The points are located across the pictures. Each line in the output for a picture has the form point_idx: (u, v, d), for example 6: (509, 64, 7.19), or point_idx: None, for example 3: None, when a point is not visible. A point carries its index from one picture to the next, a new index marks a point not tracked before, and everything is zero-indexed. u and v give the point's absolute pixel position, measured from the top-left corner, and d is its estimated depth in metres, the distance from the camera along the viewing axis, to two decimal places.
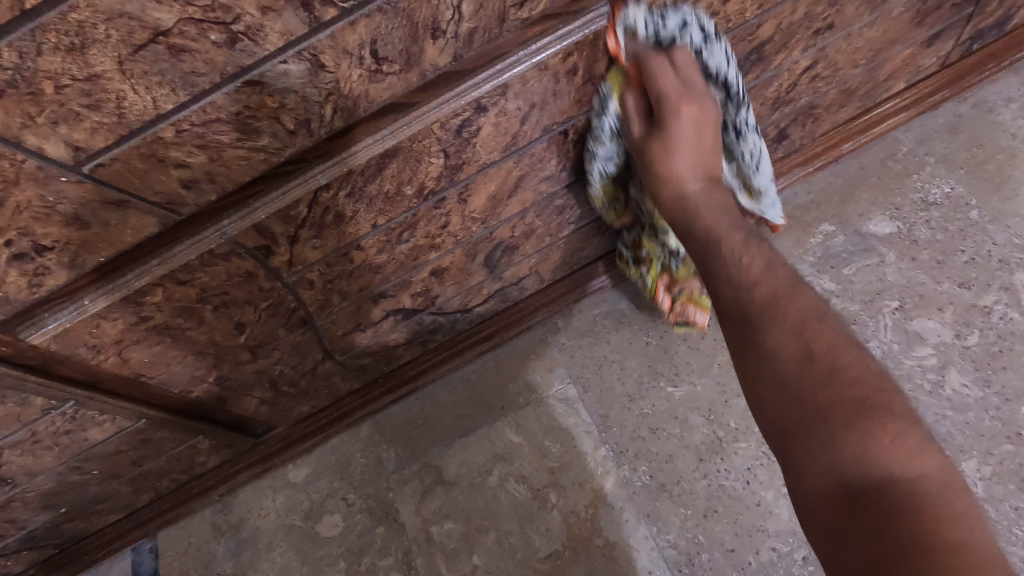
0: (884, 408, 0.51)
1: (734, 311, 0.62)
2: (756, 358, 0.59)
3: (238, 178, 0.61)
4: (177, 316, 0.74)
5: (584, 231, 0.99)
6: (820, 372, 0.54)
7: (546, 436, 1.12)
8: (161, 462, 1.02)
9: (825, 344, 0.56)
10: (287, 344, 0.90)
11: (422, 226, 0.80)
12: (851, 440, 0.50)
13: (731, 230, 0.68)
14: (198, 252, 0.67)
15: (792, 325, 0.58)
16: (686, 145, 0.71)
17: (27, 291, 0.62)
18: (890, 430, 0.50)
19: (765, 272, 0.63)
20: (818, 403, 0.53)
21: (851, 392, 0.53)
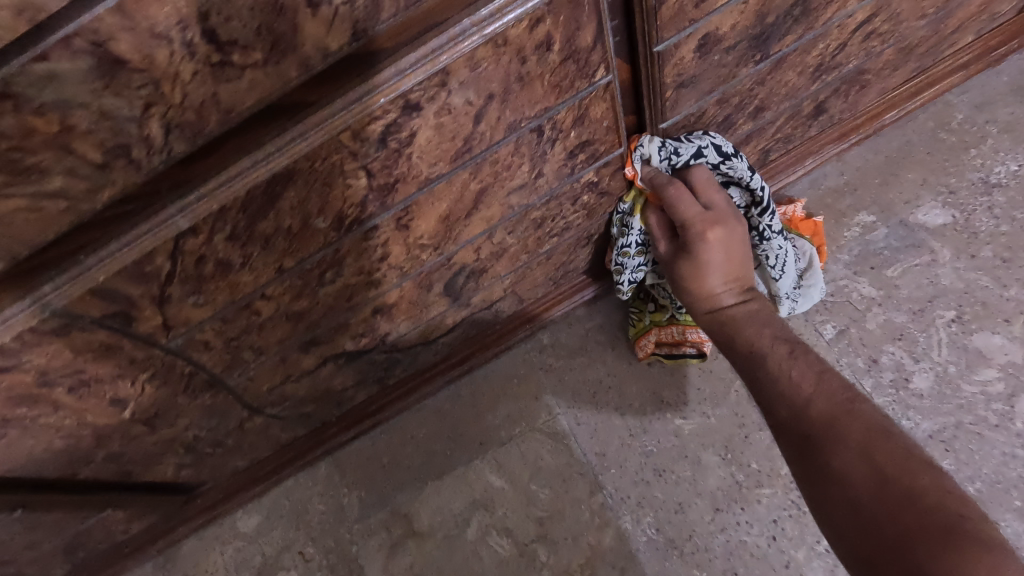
0: (980, 540, 0.41)
1: (792, 435, 0.56)
2: (819, 489, 0.52)
3: (36, 235, 0.40)
4: (16, 405, 0.54)
5: (571, 243, 0.79)
6: (892, 499, 0.46)
7: (532, 479, 0.95)
8: (65, 539, 0.84)
9: (898, 463, 0.49)
10: (195, 409, 0.70)
11: (352, 262, 0.59)
12: (937, 574, 0.40)
13: (773, 343, 0.64)
14: (14, 331, 0.47)
15: (855, 446, 0.51)
16: (715, 264, 0.67)
17: None
18: (991, 569, 0.39)
19: (818, 389, 0.58)
20: (891, 534, 0.45)
21: (930, 514, 0.44)
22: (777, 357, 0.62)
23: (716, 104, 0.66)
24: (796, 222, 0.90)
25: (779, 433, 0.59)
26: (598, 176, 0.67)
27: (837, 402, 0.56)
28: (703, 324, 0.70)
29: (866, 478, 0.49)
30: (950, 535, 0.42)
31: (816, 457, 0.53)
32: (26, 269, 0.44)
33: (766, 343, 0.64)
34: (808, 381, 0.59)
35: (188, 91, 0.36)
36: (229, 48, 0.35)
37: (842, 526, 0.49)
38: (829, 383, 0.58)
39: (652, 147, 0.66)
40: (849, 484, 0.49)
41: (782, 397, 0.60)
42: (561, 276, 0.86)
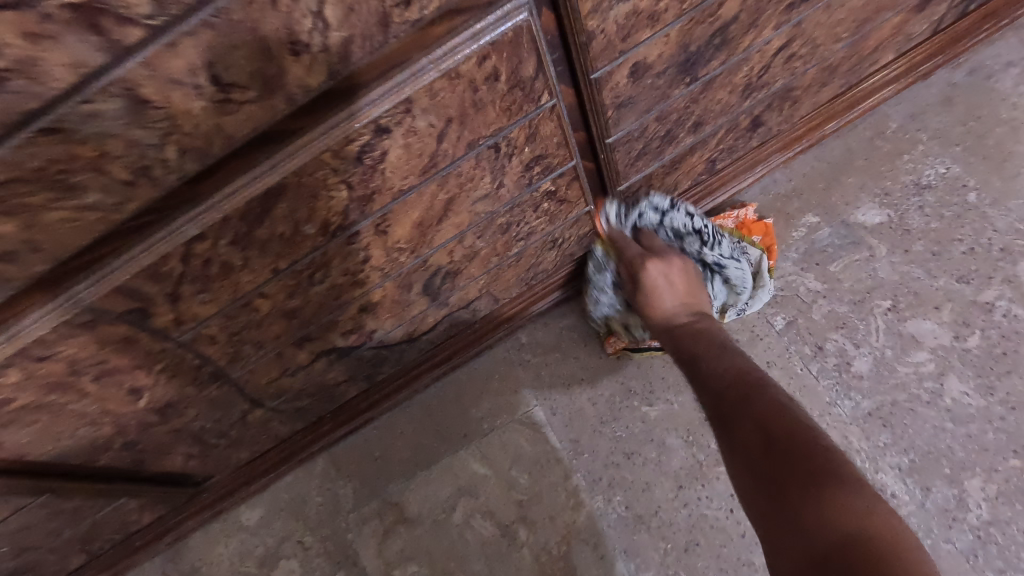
0: (833, 475, 0.58)
1: (714, 407, 0.75)
2: (733, 452, 0.68)
3: (74, 241, 0.49)
4: (49, 393, 0.63)
5: (538, 246, 0.88)
6: (774, 450, 0.64)
7: (513, 465, 1.03)
8: (84, 527, 0.92)
9: (789, 426, 0.66)
10: (203, 400, 0.78)
11: (338, 264, 0.68)
12: (807, 504, 0.57)
13: (708, 344, 0.83)
14: (51, 324, 0.55)
15: (753, 414, 0.69)
16: (665, 293, 0.89)
17: None
18: (841, 497, 0.56)
19: (736, 374, 0.76)
20: (779, 481, 0.61)
21: (807, 460, 0.61)
22: (714, 358, 0.79)
23: (656, 121, 0.75)
24: (748, 224, 1.00)
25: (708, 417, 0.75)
26: (555, 186, 0.77)
27: (747, 388, 0.73)
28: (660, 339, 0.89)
29: (764, 442, 0.65)
30: (821, 475, 0.58)
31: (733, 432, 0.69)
32: (63, 272, 0.53)
33: (704, 347, 0.82)
34: (730, 370, 0.77)
35: (198, 122, 0.45)
36: (230, 88, 0.44)
37: (749, 480, 0.65)
38: (734, 367, 0.77)
39: (610, 209, 0.89)
40: (751, 446, 0.66)
41: (711, 385, 0.77)
42: (532, 278, 0.95)
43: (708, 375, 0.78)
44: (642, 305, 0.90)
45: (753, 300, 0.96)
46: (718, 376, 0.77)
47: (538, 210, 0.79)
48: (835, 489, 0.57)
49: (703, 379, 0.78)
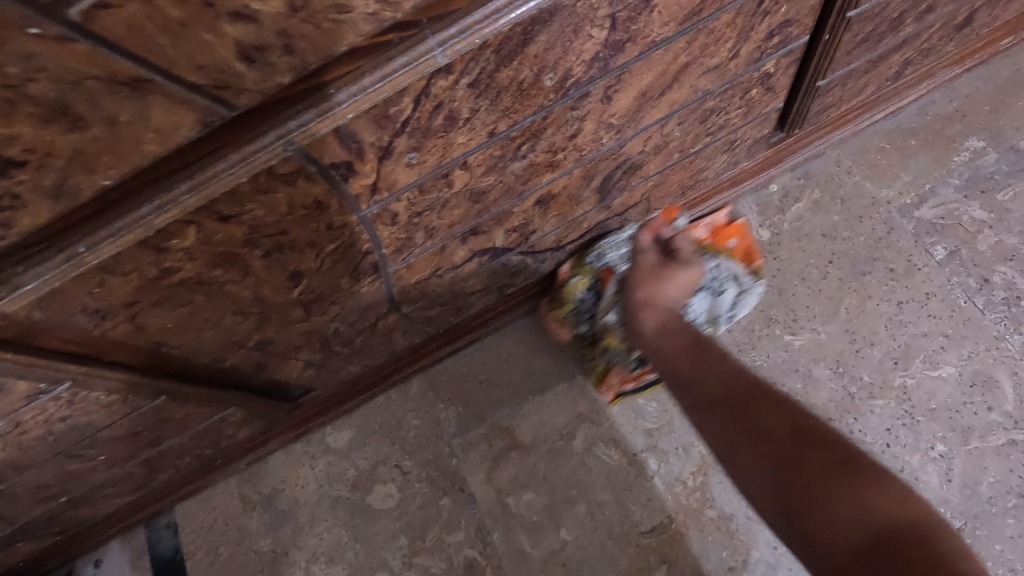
0: (874, 470, 0.53)
1: (721, 396, 0.66)
2: (745, 425, 0.62)
3: (324, 48, 0.39)
4: (215, 266, 0.52)
5: (715, 148, 0.78)
6: (802, 437, 0.58)
7: (639, 393, 0.97)
8: (183, 440, 0.83)
9: (808, 419, 0.60)
10: (350, 298, 0.68)
11: (549, 136, 0.57)
12: (849, 501, 0.51)
13: (721, 352, 0.72)
14: (250, 173, 0.44)
15: (767, 400, 0.63)
16: (675, 281, 0.81)
17: None
18: (896, 497, 0.50)
19: (739, 365, 0.69)
20: (812, 470, 0.55)
21: (833, 449, 0.56)
22: (717, 347, 0.73)
23: None
24: (721, 229, 0.96)
25: (703, 399, 0.68)
26: (774, 68, 0.67)
27: (748, 372, 0.68)
28: (648, 319, 0.80)
29: (788, 426, 0.59)
30: (855, 467, 0.54)
31: (745, 416, 0.62)
32: (277, 100, 0.41)
33: (698, 334, 0.76)
34: (731, 361, 0.70)
35: None
36: None
37: (761, 464, 0.58)
38: (731, 360, 0.71)
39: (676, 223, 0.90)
40: (771, 429, 0.60)
41: (712, 373, 0.69)
42: (690, 187, 0.86)
43: (710, 355, 0.71)
44: (653, 277, 0.82)
45: (738, 303, 0.93)
46: (716, 363, 0.70)
47: (742, 98, 0.69)
48: (883, 487, 0.52)
49: (703, 363, 0.71)
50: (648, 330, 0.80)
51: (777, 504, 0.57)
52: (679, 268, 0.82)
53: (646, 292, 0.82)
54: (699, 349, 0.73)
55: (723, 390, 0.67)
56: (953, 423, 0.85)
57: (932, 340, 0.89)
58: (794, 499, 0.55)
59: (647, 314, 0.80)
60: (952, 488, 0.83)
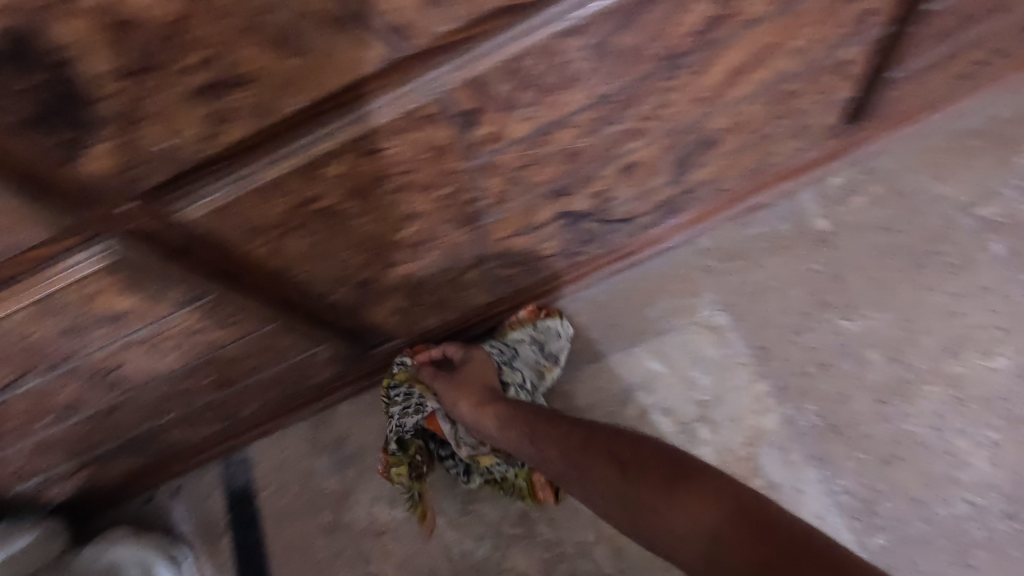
0: (679, 477, 0.61)
1: (565, 461, 0.71)
2: (593, 481, 0.68)
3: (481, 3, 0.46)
4: (349, 199, 0.60)
5: (785, 132, 0.84)
6: (631, 471, 0.64)
7: (693, 366, 1.02)
8: (276, 373, 0.92)
9: (630, 453, 0.66)
10: (445, 246, 0.76)
11: (644, 103, 0.64)
12: (682, 513, 0.58)
13: (548, 415, 0.79)
14: (396, 112, 0.52)
15: (598, 454, 0.69)
16: (470, 377, 0.92)
17: (198, 145, 0.47)
18: (707, 492, 0.58)
19: (568, 423, 0.75)
20: (649, 498, 0.61)
21: (647, 473, 0.63)
22: (546, 414, 0.79)
23: None
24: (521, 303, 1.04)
25: (557, 468, 0.73)
26: (851, 56, 0.72)
27: (583, 422, 0.74)
28: (491, 416, 0.84)
29: (617, 469, 0.66)
30: (670, 478, 0.61)
31: (590, 471, 0.68)
32: (429, 50, 0.48)
33: (536, 406, 0.82)
34: (563, 421, 0.76)
35: None
36: None
37: (621, 509, 0.64)
38: (558, 420, 0.77)
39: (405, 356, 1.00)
40: (610, 476, 0.66)
41: (548, 441, 0.75)
42: (756, 170, 0.92)
43: (543, 425, 0.77)
44: (459, 386, 0.90)
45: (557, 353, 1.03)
46: (551, 430, 0.76)
47: (817, 83, 0.74)
48: (698, 487, 0.59)
49: (541, 434, 0.76)
50: (492, 429, 0.83)
51: (644, 539, 0.62)
52: (465, 371, 0.93)
53: (464, 404, 0.87)
54: (535, 423, 0.78)
55: (564, 454, 0.73)
56: (1003, 412, 0.89)
57: (988, 331, 0.93)
58: (649, 527, 0.61)
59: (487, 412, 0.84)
60: (1001, 473, 0.87)
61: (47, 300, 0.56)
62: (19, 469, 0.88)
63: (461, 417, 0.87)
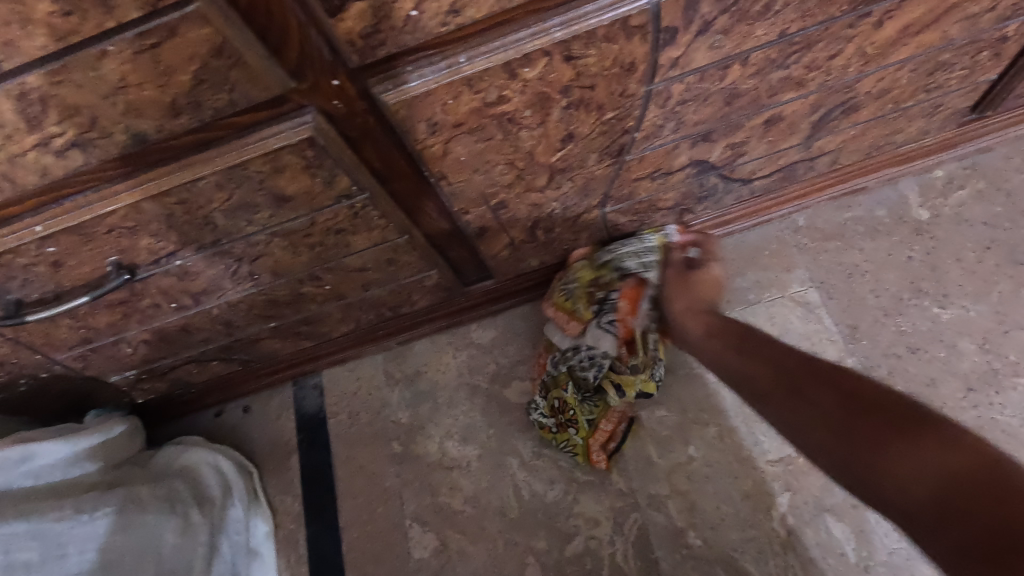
0: (936, 424, 0.52)
1: (768, 382, 0.68)
2: (800, 418, 0.62)
3: None
4: (528, 107, 0.62)
5: (919, 109, 0.85)
6: (859, 405, 0.58)
7: (780, 338, 1.03)
8: (383, 293, 0.94)
9: (862, 389, 0.59)
10: (583, 177, 0.77)
11: (816, 50, 0.65)
12: (910, 456, 0.50)
13: (762, 344, 0.72)
14: (610, 17, 0.53)
15: (823, 379, 0.62)
16: (715, 283, 0.91)
17: (439, 22, 0.49)
18: (951, 441, 0.50)
19: (772, 351, 0.70)
20: (874, 430, 0.54)
21: (879, 409, 0.56)
22: (761, 336, 0.74)
23: None
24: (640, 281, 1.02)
25: (758, 390, 0.69)
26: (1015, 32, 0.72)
27: (805, 354, 0.68)
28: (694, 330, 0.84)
29: (840, 399, 0.59)
30: (904, 422, 0.53)
31: (801, 396, 0.63)
32: None
33: (743, 332, 0.77)
34: (767, 348, 0.71)
35: None
36: None
37: (828, 440, 0.58)
38: (771, 343, 0.72)
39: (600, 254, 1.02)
40: (825, 407, 0.60)
41: (747, 361, 0.72)
42: (877, 147, 0.93)
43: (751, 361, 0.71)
44: (685, 287, 0.90)
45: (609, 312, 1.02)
46: (744, 360, 0.72)
47: (974, 57, 0.75)
48: (942, 432, 0.51)
49: (748, 347, 0.74)
50: (697, 336, 0.84)
51: (846, 473, 0.56)
52: (673, 280, 0.92)
53: (682, 305, 0.88)
54: (740, 346, 0.75)
55: (761, 377, 0.69)
56: None
57: None
58: (864, 468, 0.54)
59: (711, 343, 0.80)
60: None
61: (240, 167, 0.59)
62: (130, 353, 0.91)
63: (675, 315, 0.89)
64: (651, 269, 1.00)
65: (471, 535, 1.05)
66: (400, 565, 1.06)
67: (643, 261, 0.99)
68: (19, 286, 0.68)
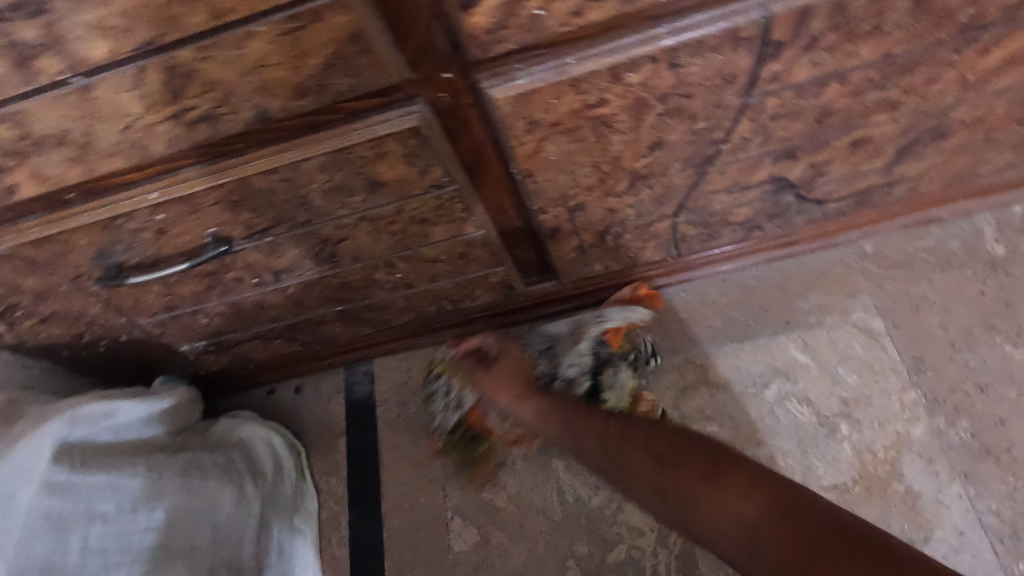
0: (726, 463, 0.68)
1: (609, 451, 0.79)
2: (629, 474, 0.74)
3: None
4: (626, 111, 0.63)
5: (1007, 142, 0.83)
6: (670, 464, 0.71)
7: (840, 363, 1.02)
8: (447, 286, 0.96)
9: (663, 447, 0.73)
10: (661, 186, 0.78)
11: (917, 74, 0.65)
12: (722, 504, 0.64)
13: (601, 420, 0.83)
14: (722, 28, 0.54)
15: (638, 444, 0.76)
16: (504, 387, 0.96)
17: (559, 22, 0.51)
18: (744, 483, 0.64)
19: (600, 420, 0.83)
20: (698, 468, 0.68)
21: (686, 463, 0.69)
22: (591, 416, 0.84)
23: None
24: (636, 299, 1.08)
25: (598, 460, 0.80)
26: None
27: (637, 420, 0.80)
28: (529, 415, 0.92)
29: (651, 457, 0.73)
30: (714, 459, 0.68)
31: (626, 451, 0.76)
32: None
33: (580, 403, 0.88)
34: (598, 430, 0.82)
35: None
36: None
37: (659, 493, 0.70)
38: (596, 416, 0.84)
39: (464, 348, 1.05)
40: (657, 468, 0.71)
41: (590, 437, 0.82)
42: (957, 178, 0.91)
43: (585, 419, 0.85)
44: (493, 378, 0.98)
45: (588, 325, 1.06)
46: (592, 431, 0.82)
47: None
48: (734, 470, 0.66)
49: (581, 428, 0.84)
50: (530, 418, 0.92)
51: (686, 529, 0.67)
52: (501, 364, 0.99)
53: (509, 403, 0.94)
54: (579, 415, 0.86)
55: (597, 452, 0.80)
56: None
57: None
58: (691, 515, 0.66)
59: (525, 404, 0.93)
60: None
61: (346, 151, 0.61)
62: (204, 324, 0.95)
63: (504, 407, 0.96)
64: (462, 398, 1.06)
65: (513, 532, 1.05)
66: (440, 555, 1.07)
67: (451, 400, 1.07)
68: (123, 250, 0.72)
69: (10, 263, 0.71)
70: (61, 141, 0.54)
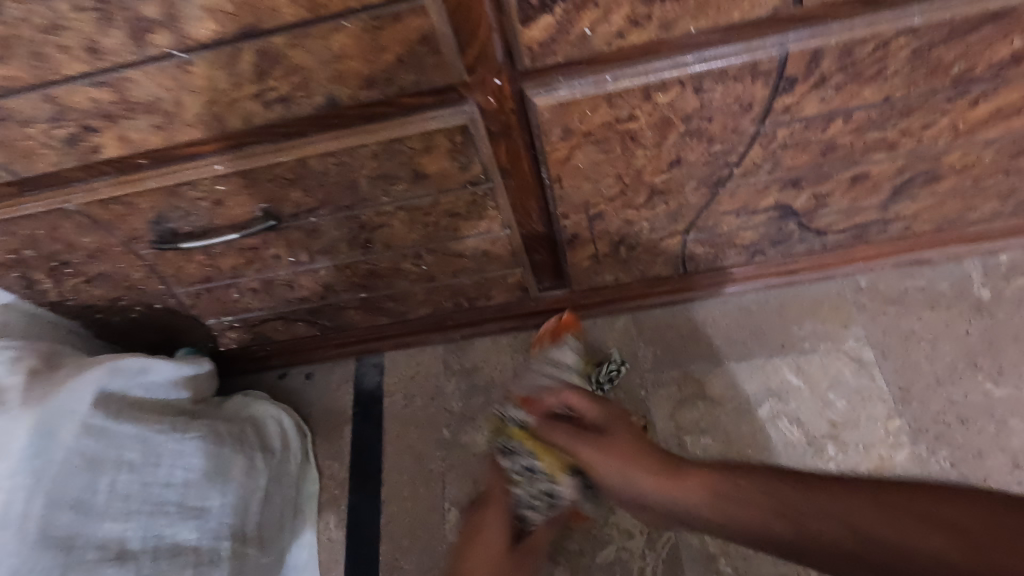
0: (930, 496, 0.56)
1: (772, 519, 0.63)
2: (789, 503, 0.63)
3: None
4: (651, 128, 0.70)
5: (996, 190, 0.91)
6: (855, 505, 0.58)
7: (830, 388, 1.07)
8: (467, 282, 1.02)
9: (844, 493, 0.60)
10: (676, 203, 0.85)
11: (914, 118, 0.72)
12: (923, 528, 0.54)
13: (756, 478, 0.67)
14: (742, 61, 0.62)
15: (806, 498, 0.62)
16: (588, 453, 0.81)
17: (603, 42, 0.59)
18: (950, 501, 0.55)
19: (768, 485, 0.65)
20: (884, 501, 0.58)
21: (864, 491, 0.59)
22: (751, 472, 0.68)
23: None
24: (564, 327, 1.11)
25: (758, 528, 0.64)
26: None
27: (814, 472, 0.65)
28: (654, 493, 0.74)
29: (830, 513, 0.60)
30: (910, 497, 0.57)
31: (797, 517, 0.62)
32: (796, 16, 0.59)
33: (746, 468, 0.69)
34: (757, 484, 0.66)
35: None
36: None
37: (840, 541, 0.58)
38: (757, 470, 0.68)
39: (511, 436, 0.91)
40: (839, 502, 0.60)
41: (743, 505, 0.66)
42: (948, 222, 0.98)
43: (722, 478, 0.69)
44: (596, 452, 0.80)
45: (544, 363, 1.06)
46: (746, 492, 0.66)
47: None
48: (937, 499, 0.56)
49: (729, 486, 0.68)
50: (647, 486, 0.75)
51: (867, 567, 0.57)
52: (586, 438, 0.82)
53: (618, 488, 0.79)
54: (740, 483, 0.67)
55: (753, 513, 0.65)
56: None
57: None
58: (874, 547, 0.56)
59: (682, 486, 0.73)
60: None
61: (398, 142, 0.68)
62: (234, 299, 1.00)
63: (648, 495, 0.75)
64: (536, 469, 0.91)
65: None
66: (435, 544, 1.10)
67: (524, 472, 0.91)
68: (179, 216, 0.78)
69: (74, 220, 0.77)
70: (151, 108, 0.61)
